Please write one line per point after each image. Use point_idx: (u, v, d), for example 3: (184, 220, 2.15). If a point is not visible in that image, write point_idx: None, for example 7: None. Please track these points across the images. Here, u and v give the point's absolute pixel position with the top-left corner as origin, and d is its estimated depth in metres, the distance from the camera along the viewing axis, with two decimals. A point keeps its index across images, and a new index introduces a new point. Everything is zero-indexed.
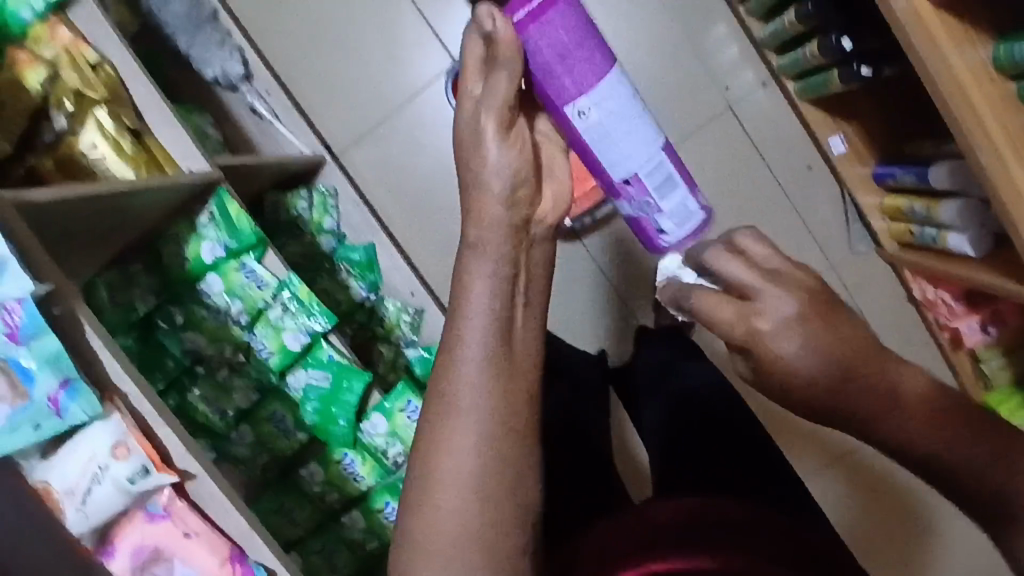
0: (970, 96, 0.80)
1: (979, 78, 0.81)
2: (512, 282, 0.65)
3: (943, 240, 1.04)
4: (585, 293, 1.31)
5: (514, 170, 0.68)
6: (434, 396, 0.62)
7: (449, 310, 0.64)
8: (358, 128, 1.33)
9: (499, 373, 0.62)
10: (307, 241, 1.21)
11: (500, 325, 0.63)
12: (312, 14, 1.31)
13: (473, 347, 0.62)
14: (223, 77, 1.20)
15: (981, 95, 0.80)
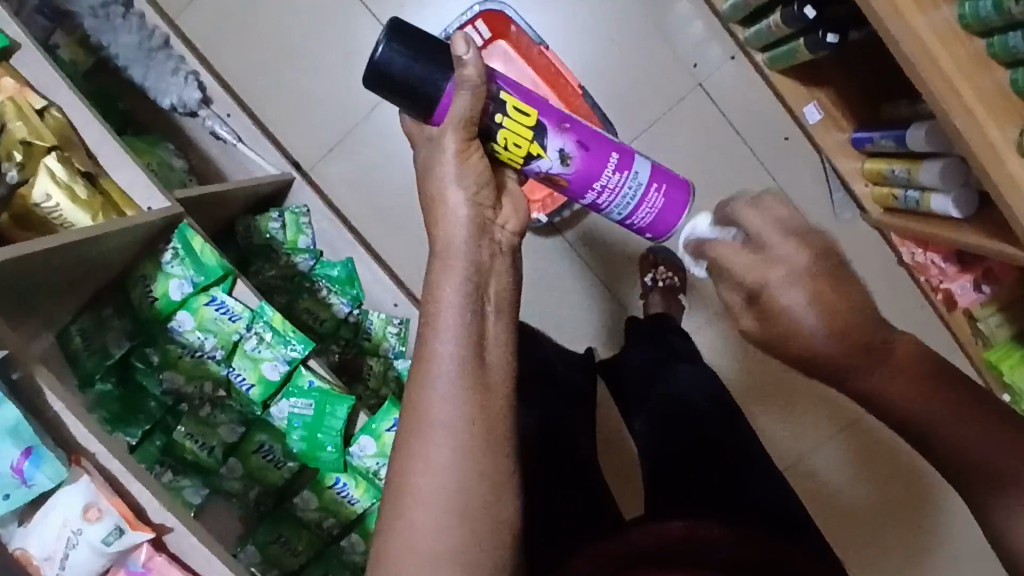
0: (938, 58, 0.78)
1: (946, 36, 0.79)
2: (479, 292, 0.63)
3: (927, 202, 1.02)
4: (569, 287, 1.29)
5: (467, 182, 0.66)
6: (407, 417, 0.60)
7: (420, 327, 0.62)
8: (325, 142, 1.30)
9: (472, 382, 0.59)
10: (283, 262, 1.20)
11: (470, 330, 0.61)
12: (268, 30, 1.28)
13: (444, 354, 0.60)
14: (181, 105, 1.17)
15: (949, 56, 0.78)
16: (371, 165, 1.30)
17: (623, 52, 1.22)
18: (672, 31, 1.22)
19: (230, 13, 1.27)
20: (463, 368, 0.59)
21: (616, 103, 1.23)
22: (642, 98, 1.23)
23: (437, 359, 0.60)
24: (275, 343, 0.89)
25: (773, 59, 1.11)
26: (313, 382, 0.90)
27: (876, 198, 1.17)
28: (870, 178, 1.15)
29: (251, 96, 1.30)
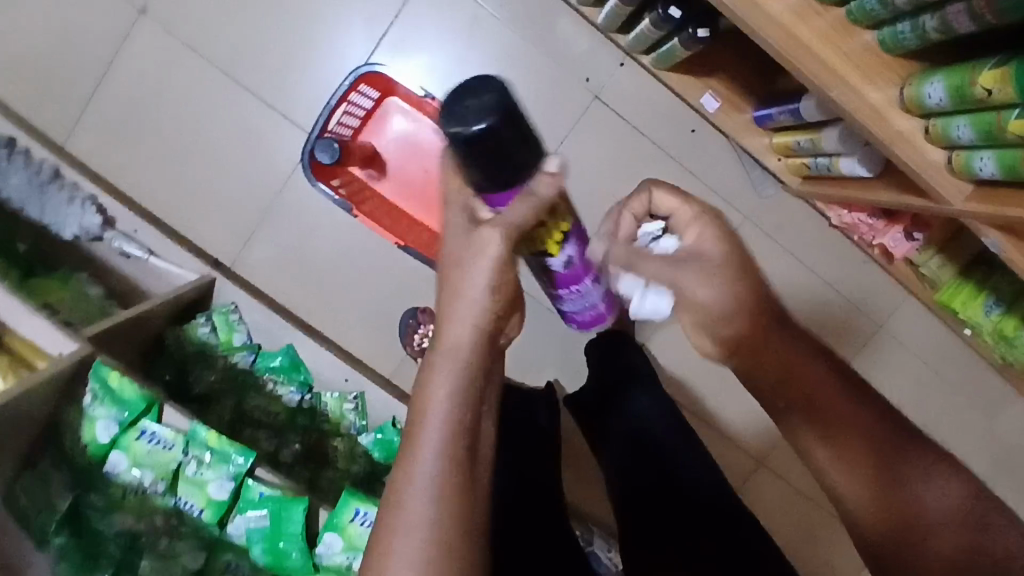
0: (800, 36, 0.77)
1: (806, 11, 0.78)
2: (472, 372, 0.56)
3: (837, 166, 1.02)
4: (531, 332, 1.28)
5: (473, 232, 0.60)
6: (388, 504, 0.52)
7: (413, 395, 0.56)
8: (242, 231, 1.27)
9: (456, 450, 0.53)
10: (221, 365, 1.17)
11: (456, 394, 0.54)
12: (159, 133, 1.24)
13: (432, 416, 0.54)
14: (84, 231, 1.15)
15: (809, 30, 0.77)
16: (291, 245, 1.27)
17: (516, 81, 1.22)
18: (558, 51, 1.21)
19: (116, 126, 1.24)
20: (449, 435, 0.53)
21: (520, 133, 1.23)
22: (544, 123, 1.23)
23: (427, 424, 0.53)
24: (215, 463, 0.86)
25: (658, 59, 1.11)
26: (263, 492, 0.87)
27: (791, 169, 1.17)
28: (780, 152, 1.15)
29: (157, 203, 1.26)
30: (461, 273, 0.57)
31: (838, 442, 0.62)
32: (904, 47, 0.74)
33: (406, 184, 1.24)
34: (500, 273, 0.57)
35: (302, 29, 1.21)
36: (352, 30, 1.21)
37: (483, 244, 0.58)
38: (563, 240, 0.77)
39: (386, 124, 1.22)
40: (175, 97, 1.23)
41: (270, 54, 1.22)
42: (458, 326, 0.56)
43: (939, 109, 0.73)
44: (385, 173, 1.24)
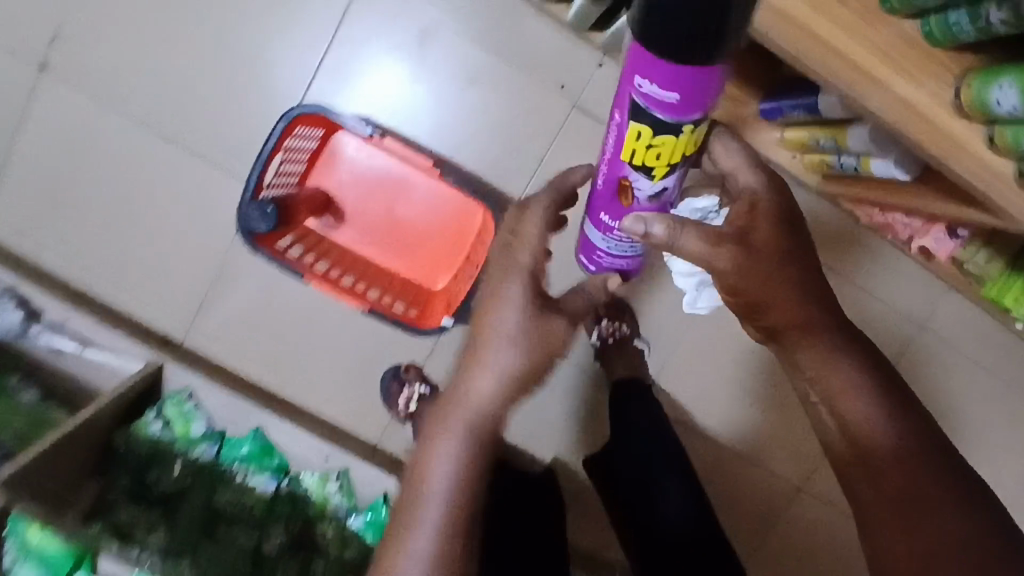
0: (819, 29, 0.58)
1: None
2: (528, 378, 0.52)
3: (866, 166, 0.85)
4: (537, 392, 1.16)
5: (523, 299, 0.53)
6: (406, 499, 0.50)
7: (438, 403, 0.53)
8: (189, 301, 1.10)
9: (468, 499, 0.50)
10: (181, 462, 1.05)
11: (480, 424, 0.51)
12: (79, 201, 1.08)
13: (461, 414, 0.51)
14: (8, 330, 1.03)
15: (832, 19, 0.58)
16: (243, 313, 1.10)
17: (480, 98, 1.05)
18: (525, 58, 1.04)
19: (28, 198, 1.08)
20: (477, 445, 0.51)
21: (492, 157, 1.07)
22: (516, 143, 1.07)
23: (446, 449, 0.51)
24: None
25: None
26: None
27: (811, 166, 1.00)
28: (795, 147, 0.98)
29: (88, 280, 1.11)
30: (491, 337, 0.52)
31: (887, 410, 0.51)
32: (959, 41, 0.56)
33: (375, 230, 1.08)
34: (539, 326, 0.52)
35: (224, 66, 1.04)
36: (283, 60, 1.04)
37: (516, 259, 0.56)
38: (672, 158, 0.54)
39: (337, 165, 1.05)
40: (88, 157, 1.07)
41: (193, 98, 1.05)
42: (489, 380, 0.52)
43: (1011, 119, 0.56)
44: (349, 220, 1.08)
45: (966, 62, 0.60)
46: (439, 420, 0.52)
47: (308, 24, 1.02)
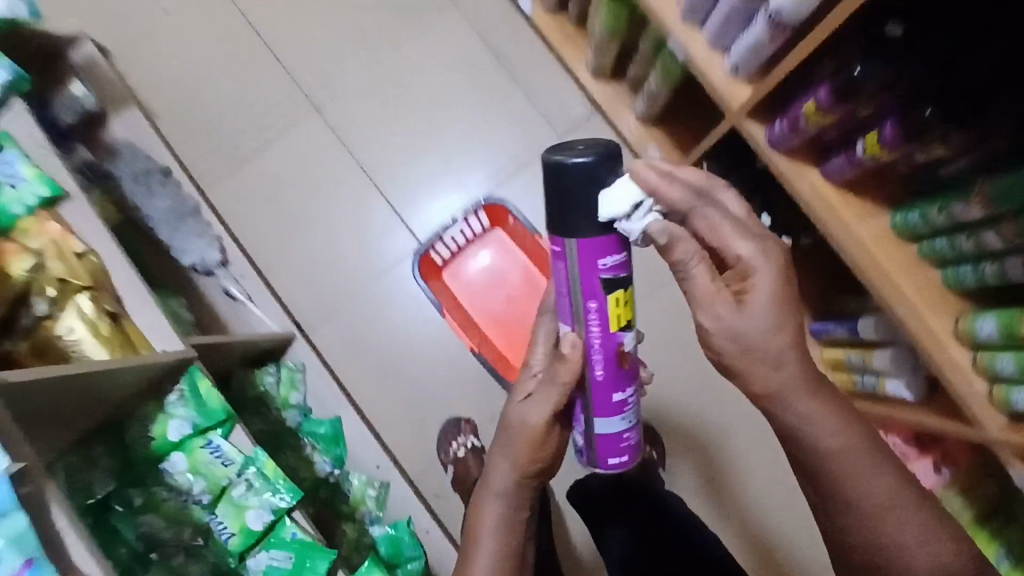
0: (887, 270, 0.88)
1: (861, 217, 0.89)
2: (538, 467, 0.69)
3: (882, 386, 1.10)
4: None
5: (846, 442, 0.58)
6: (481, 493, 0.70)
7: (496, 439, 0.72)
8: (325, 307, 1.35)
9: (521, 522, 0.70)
10: (273, 417, 1.20)
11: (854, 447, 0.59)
12: (284, 207, 1.36)
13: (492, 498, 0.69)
14: (201, 264, 1.22)
15: (892, 263, 0.88)
16: (357, 321, 1.35)
17: None
18: None
19: (237, 173, 1.37)
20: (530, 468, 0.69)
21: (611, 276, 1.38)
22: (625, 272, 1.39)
23: (523, 413, 0.69)
24: (265, 488, 0.89)
25: None
26: (295, 533, 0.90)
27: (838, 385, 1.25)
28: (828, 363, 1.25)
29: (257, 245, 1.35)
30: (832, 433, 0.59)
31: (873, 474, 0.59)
32: (962, 285, 0.84)
33: (619, 353, 0.64)
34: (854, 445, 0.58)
35: (424, 148, 1.37)
36: (466, 168, 1.37)
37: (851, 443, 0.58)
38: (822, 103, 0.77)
39: (502, 222, 1.34)
40: (300, 160, 1.37)
41: (397, 144, 1.37)
42: (743, 236, 0.60)
43: (1008, 377, 0.82)
44: (608, 379, 0.65)
45: (960, 307, 0.87)
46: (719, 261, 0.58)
47: (499, 149, 1.37)
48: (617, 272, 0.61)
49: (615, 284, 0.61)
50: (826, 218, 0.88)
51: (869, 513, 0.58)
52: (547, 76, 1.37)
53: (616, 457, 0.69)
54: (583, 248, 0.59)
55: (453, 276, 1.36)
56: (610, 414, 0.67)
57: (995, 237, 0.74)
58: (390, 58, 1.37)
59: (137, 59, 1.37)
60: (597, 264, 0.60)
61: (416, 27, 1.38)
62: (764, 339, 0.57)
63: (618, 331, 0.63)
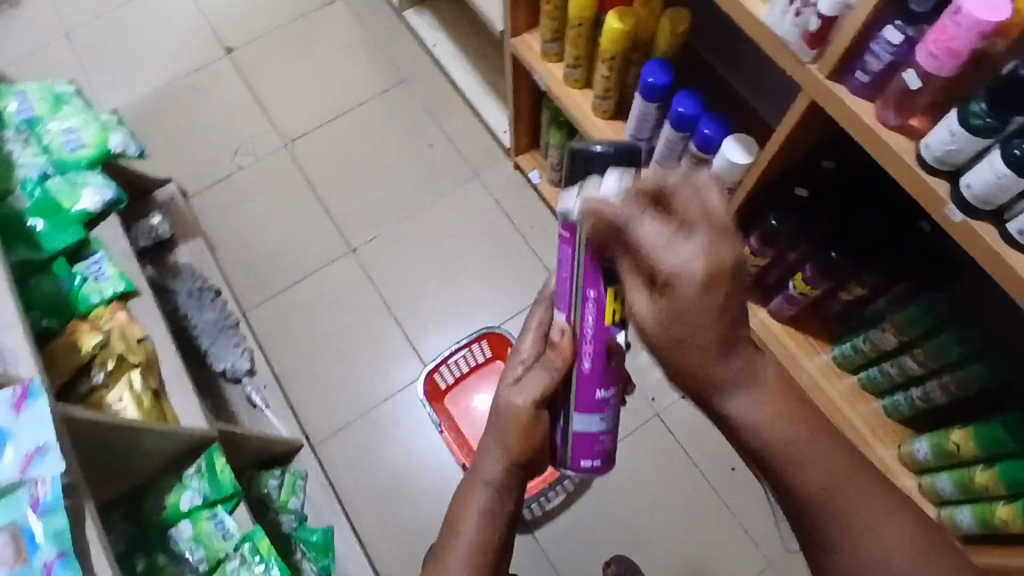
0: (832, 397, 0.98)
1: (808, 353, 1.01)
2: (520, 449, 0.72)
3: None
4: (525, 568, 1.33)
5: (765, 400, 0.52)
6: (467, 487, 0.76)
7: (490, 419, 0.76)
8: (334, 423, 1.46)
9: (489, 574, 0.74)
10: (271, 519, 1.26)
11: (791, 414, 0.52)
12: (312, 331, 1.54)
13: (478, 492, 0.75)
14: (232, 370, 1.38)
15: (837, 393, 0.99)
16: (362, 438, 1.45)
17: None
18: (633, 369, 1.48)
19: (274, 299, 1.57)
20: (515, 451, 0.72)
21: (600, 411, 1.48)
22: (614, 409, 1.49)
23: (513, 396, 0.71)
24: (258, 563, 0.95)
25: None
26: None
27: None
28: None
29: (280, 363, 1.51)
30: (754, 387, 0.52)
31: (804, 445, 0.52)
32: (899, 412, 0.94)
33: (609, 349, 0.64)
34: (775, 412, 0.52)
35: (440, 287, 1.57)
36: (475, 306, 1.55)
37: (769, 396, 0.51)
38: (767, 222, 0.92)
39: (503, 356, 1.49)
40: (329, 292, 1.57)
41: (416, 283, 1.58)
42: (678, 243, 0.47)
43: (951, 498, 0.87)
44: (598, 372, 0.65)
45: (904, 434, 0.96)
46: (642, 268, 0.51)
47: (505, 292, 1.56)
48: (618, 264, 0.60)
49: (616, 276, 0.60)
50: (780, 355, 1.00)
51: (829, 516, 0.52)
52: (550, 236, 1.60)
53: (589, 460, 0.70)
54: (589, 231, 0.58)
55: (452, 402, 1.48)
56: (591, 411, 0.67)
57: (912, 360, 0.87)
58: (419, 213, 1.64)
59: (209, 203, 1.65)
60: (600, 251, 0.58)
61: (443, 191, 1.65)
62: (682, 347, 0.50)
63: (613, 325, 0.62)
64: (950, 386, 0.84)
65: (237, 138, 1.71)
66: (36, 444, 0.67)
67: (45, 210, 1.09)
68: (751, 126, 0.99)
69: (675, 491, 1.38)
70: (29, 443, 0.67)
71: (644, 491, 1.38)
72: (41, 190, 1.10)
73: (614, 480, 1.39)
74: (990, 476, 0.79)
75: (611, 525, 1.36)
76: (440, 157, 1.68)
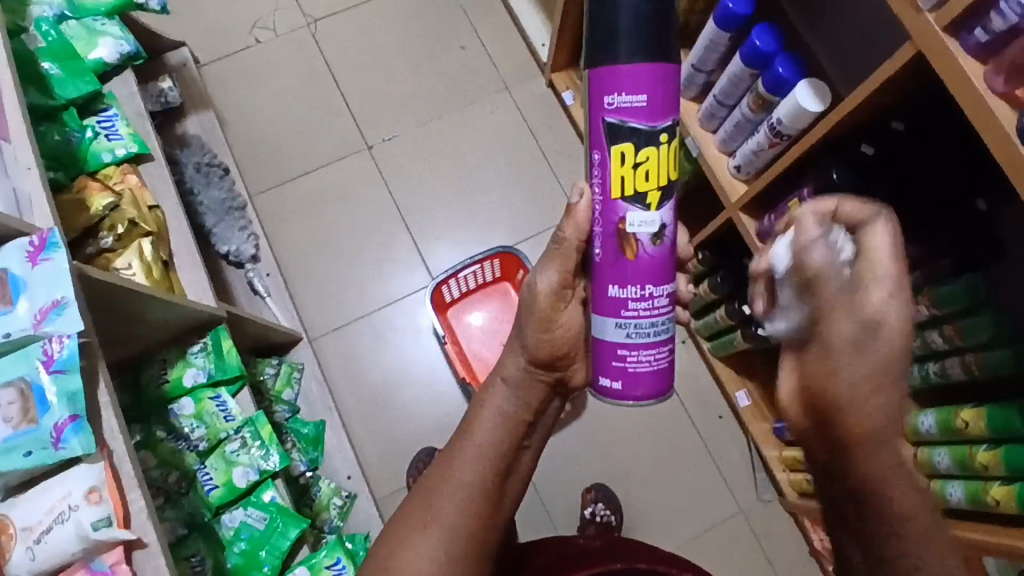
0: None
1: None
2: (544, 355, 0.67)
3: None
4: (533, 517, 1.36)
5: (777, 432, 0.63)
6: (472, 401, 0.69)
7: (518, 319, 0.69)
8: (332, 321, 1.44)
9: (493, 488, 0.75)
10: (264, 406, 1.26)
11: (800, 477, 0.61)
12: (318, 224, 1.49)
13: (490, 401, 0.67)
14: (234, 254, 1.36)
15: None
16: (359, 340, 1.44)
17: None
18: None
19: (281, 187, 1.51)
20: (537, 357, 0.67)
21: None
22: None
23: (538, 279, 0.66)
24: (258, 447, 0.95)
25: (716, 345, 1.34)
26: (274, 497, 0.94)
27: (793, 485, 1.31)
28: (787, 464, 1.31)
29: (282, 254, 1.47)
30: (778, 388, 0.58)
31: None
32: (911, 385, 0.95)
33: (618, 230, 0.61)
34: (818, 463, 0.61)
35: (455, 198, 1.53)
36: (489, 224, 1.52)
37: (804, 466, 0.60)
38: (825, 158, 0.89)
39: (512, 275, 1.46)
40: (339, 187, 1.52)
41: (430, 189, 1.53)
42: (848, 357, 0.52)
43: (945, 473, 0.89)
44: (607, 253, 0.62)
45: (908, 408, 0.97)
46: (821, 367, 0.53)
47: (520, 213, 1.52)
48: (623, 122, 0.59)
49: (622, 135, 0.59)
50: None
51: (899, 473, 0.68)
52: (575, 160, 1.55)
53: (608, 378, 0.66)
54: (594, 78, 0.59)
55: (455, 315, 1.47)
56: (609, 309, 0.64)
57: (939, 337, 0.88)
58: (441, 117, 1.56)
59: (220, 75, 1.56)
60: (602, 103, 0.59)
61: (471, 98, 1.58)
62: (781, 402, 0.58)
63: (619, 197, 0.60)
64: (971, 365, 0.85)
65: (256, 10, 1.60)
66: (52, 298, 0.64)
67: (57, 54, 1.01)
68: (819, 73, 0.95)
69: (660, 430, 1.41)
70: (45, 297, 0.64)
71: (630, 425, 1.41)
72: (58, 33, 1.02)
73: (604, 411, 1.41)
74: (993, 455, 0.81)
75: (595, 452, 1.39)
76: (471, 61, 1.59)
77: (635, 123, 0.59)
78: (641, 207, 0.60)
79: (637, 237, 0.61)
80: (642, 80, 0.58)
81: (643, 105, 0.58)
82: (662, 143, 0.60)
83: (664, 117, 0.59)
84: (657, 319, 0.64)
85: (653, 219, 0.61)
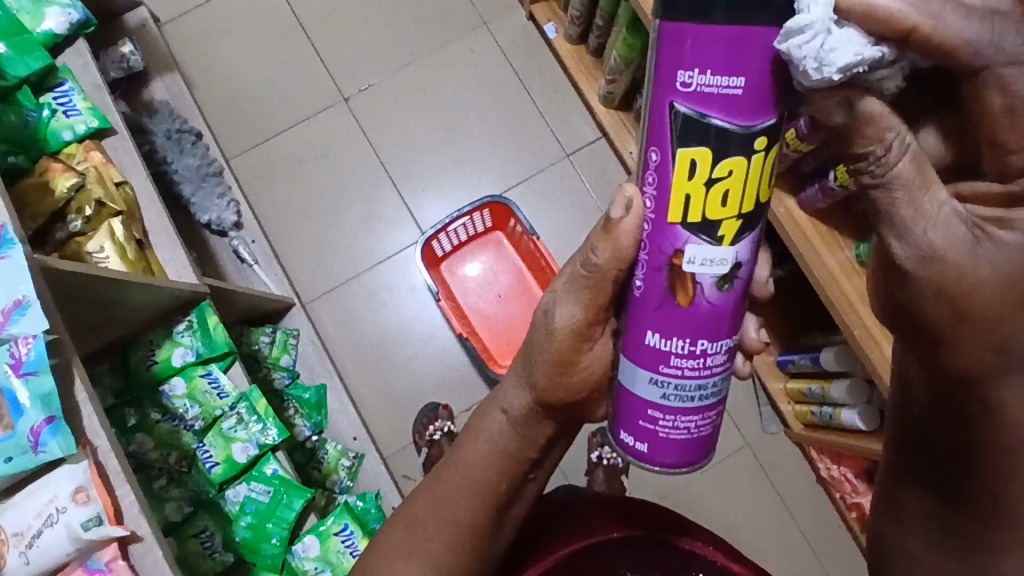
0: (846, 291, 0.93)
1: (831, 249, 0.96)
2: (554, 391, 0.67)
3: (839, 416, 1.15)
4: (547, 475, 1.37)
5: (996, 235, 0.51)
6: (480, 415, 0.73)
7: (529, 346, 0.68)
8: (324, 285, 1.42)
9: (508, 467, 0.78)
10: (262, 375, 1.25)
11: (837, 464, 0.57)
12: (301, 185, 1.45)
13: (496, 419, 0.71)
14: (216, 223, 1.32)
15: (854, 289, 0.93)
16: (354, 302, 1.42)
17: None
18: None
19: (259, 149, 1.45)
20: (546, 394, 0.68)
21: None
22: None
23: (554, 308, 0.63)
24: (255, 422, 0.94)
25: None
26: (277, 470, 0.94)
27: (798, 416, 1.30)
28: (791, 396, 1.30)
29: (267, 219, 1.43)
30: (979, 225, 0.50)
31: None
32: None
33: (672, 263, 0.50)
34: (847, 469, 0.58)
35: (440, 148, 1.47)
36: (476, 172, 1.47)
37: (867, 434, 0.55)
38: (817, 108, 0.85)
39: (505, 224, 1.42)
40: (319, 144, 1.46)
41: (412, 141, 1.47)
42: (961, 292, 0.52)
43: None
44: (654, 290, 0.51)
45: None
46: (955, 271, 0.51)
47: (508, 158, 1.47)
48: (703, 116, 0.46)
49: (704, 138, 0.46)
50: (800, 247, 0.96)
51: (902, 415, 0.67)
52: (561, 100, 1.48)
53: (632, 436, 0.56)
54: (665, 42, 0.45)
55: (450, 269, 1.45)
56: (647, 363, 0.53)
57: None
58: (418, 62, 1.49)
59: (183, 33, 1.48)
60: (675, 80, 0.45)
61: (448, 38, 1.49)
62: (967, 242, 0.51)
63: (678, 223, 0.49)
64: None
65: None
66: (13, 298, 0.61)
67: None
68: None
69: None
70: (6, 297, 0.61)
71: None
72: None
73: None
74: None
75: None
76: None
77: (721, 119, 0.45)
78: (704, 239, 0.49)
79: (697, 277, 0.49)
80: (733, 62, 0.44)
81: (738, 93, 0.45)
82: (756, 152, 0.47)
83: (765, 114, 0.45)
84: (706, 380, 0.53)
85: (724, 258, 0.49)
